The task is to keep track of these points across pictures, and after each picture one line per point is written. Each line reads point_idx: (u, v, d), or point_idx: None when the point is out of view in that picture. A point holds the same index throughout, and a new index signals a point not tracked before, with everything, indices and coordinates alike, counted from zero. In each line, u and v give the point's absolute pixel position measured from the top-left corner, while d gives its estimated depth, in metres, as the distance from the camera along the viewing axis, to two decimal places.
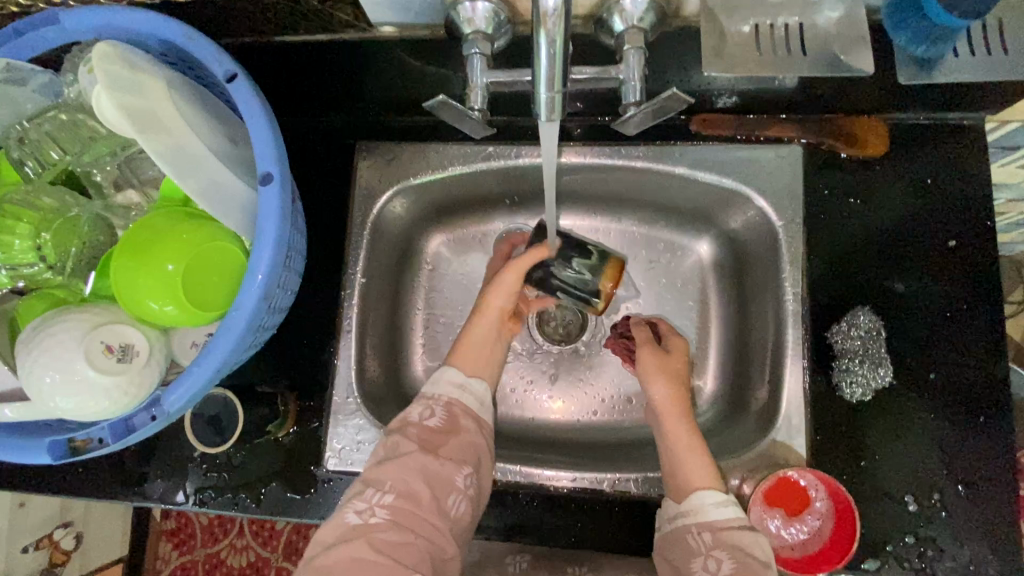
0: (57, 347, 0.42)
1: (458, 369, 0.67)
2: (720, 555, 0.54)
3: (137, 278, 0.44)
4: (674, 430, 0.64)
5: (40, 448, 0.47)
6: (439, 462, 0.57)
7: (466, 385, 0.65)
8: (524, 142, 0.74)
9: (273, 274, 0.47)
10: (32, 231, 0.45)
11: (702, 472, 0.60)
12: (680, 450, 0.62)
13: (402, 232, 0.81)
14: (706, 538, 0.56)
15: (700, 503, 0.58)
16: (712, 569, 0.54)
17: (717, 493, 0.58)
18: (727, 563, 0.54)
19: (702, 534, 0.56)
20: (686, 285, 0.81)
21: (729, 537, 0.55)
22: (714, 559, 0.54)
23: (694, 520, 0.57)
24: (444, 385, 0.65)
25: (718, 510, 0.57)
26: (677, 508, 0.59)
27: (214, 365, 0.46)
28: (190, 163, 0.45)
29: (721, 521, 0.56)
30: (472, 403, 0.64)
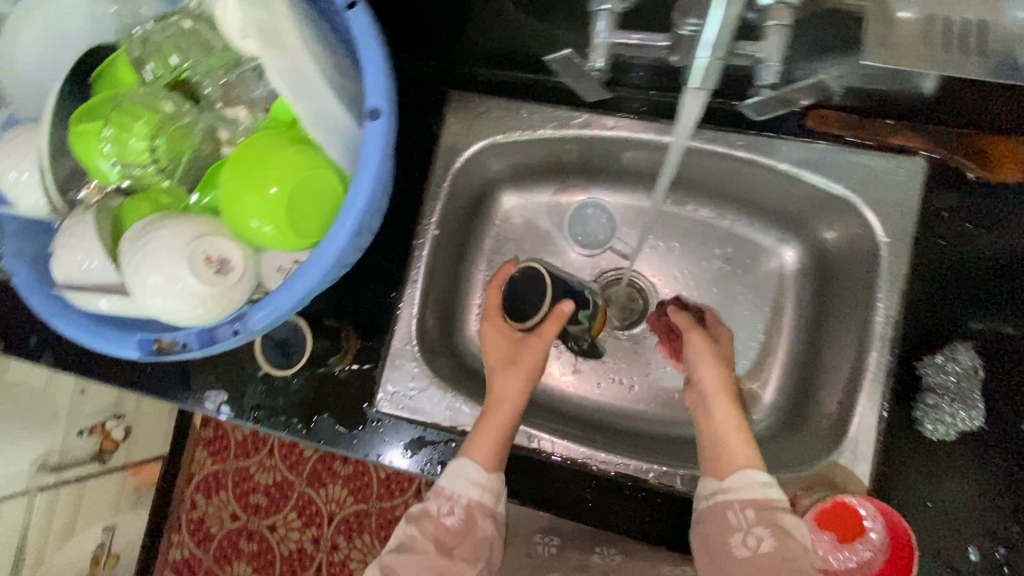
0: (163, 252, 0.42)
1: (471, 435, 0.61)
2: (759, 532, 0.52)
3: (241, 195, 0.44)
4: (716, 415, 0.61)
5: (131, 342, 0.49)
6: (452, 564, 0.56)
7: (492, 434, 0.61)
8: (628, 115, 0.70)
9: (367, 210, 0.47)
10: (148, 133, 0.46)
11: (746, 452, 0.57)
12: (725, 433, 0.59)
13: (479, 187, 0.80)
14: (748, 515, 0.53)
15: (745, 481, 0.55)
16: (751, 545, 0.52)
17: (762, 473, 0.55)
18: (767, 541, 0.51)
19: (744, 511, 0.54)
20: (761, 288, 0.78)
21: (773, 517, 0.52)
22: (753, 537, 0.52)
23: (736, 497, 0.54)
24: (462, 484, 0.59)
25: (763, 488, 0.54)
26: (718, 485, 0.56)
27: (301, 291, 0.46)
28: (304, 88, 0.45)
29: (766, 500, 0.53)
30: (490, 500, 0.59)
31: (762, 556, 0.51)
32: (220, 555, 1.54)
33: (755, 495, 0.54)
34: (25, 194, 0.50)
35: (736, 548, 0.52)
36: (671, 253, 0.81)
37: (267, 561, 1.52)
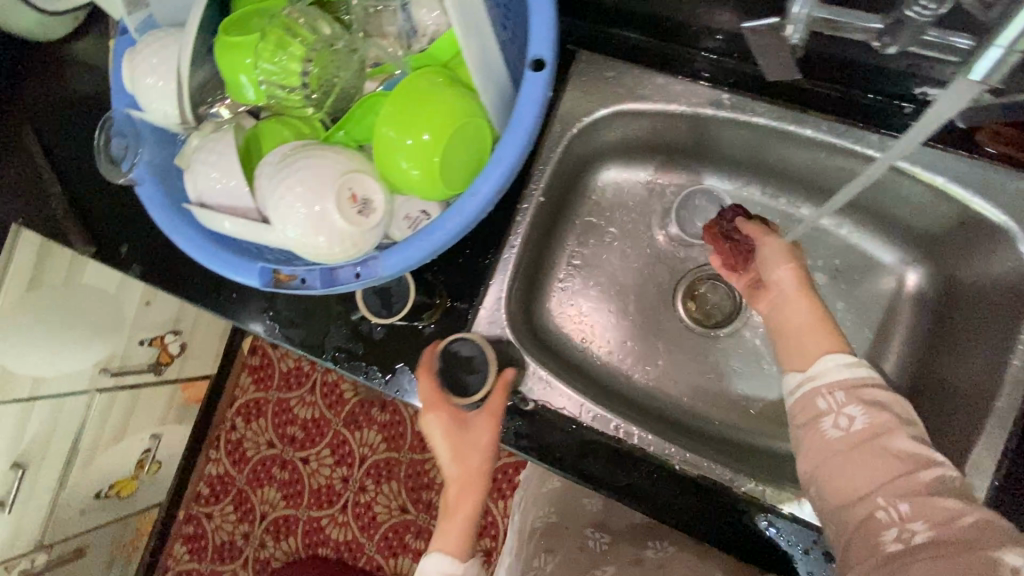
0: (315, 181, 0.40)
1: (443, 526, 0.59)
2: (851, 411, 0.50)
3: (395, 132, 0.42)
4: (792, 309, 0.58)
5: (250, 270, 0.47)
6: None
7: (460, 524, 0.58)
8: (770, 102, 0.65)
9: (515, 169, 0.44)
10: (304, 53, 0.43)
11: (826, 339, 0.55)
12: (800, 323, 0.57)
13: (588, 156, 0.77)
14: (839, 397, 0.51)
15: (829, 366, 0.53)
16: (844, 426, 0.50)
17: (846, 356, 0.53)
18: (860, 418, 0.49)
19: (834, 394, 0.51)
20: (869, 308, 0.74)
21: (864, 395, 0.50)
22: (844, 418, 0.50)
23: (823, 382, 0.52)
24: None
25: (849, 369, 0.52)
26: (803, 376, 0.54)
27: (435, 245, 0.44)
28: (474, 25, 0.41)
29: (853, 379, 0.51)
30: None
31: (857, 433, 0.49)
32: (252, 479, 1.58)
33: (838, 377, 0.52)
34: (160, 102, 0.49)
35: (829, 431, 0.50)
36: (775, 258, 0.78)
37: (295, 492, 1.55)
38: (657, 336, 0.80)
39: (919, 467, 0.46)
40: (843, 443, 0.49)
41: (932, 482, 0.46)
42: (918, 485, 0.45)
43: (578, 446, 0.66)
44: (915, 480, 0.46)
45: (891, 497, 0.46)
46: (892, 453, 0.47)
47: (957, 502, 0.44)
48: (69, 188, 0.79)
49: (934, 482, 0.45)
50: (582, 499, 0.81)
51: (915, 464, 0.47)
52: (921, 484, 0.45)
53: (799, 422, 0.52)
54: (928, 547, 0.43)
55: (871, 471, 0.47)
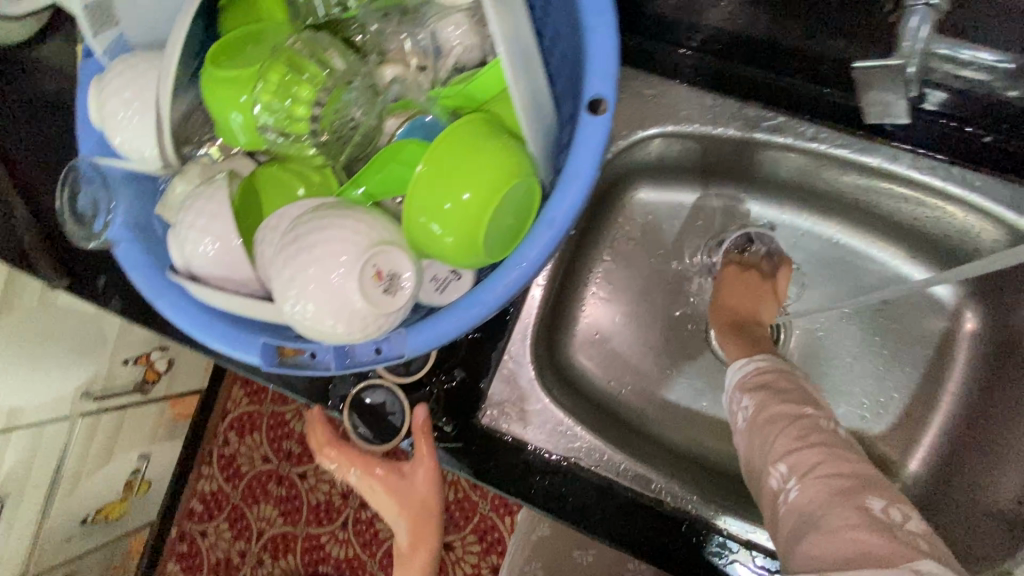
0: (327, 259, 0.33)
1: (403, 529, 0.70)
2: (747, 405, 0.53)
3: (426, 194, 0.34)
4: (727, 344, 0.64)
5: (250, 346, 0.40)
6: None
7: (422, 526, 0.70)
8: (833, 127, 0.58)
9: (569, 231, 0.37)
10: (311, 93, 0.36)
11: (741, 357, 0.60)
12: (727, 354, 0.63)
13: (615, 178, 0.69)
14: (737, 397, 0.55)
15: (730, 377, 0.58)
16: (745, 415, 0.52)
17: (740, 361, 0.57)
18: (752, 404, 0.52)
19: (739, 395, 0.54)
20: (916, 345, 0.69)
21: (752, 383, 0.54)
22: (745, 410, 0.53)
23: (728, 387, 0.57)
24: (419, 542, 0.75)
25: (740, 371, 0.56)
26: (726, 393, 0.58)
27: (475, 322, 0.37)
28: (529, 63, 0.34)
29: (744, 376, 0.55)
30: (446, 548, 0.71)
31: (752, 416, 0.51)
32: (246, 495, 1.47)
33: (736, 378, 0.56)
34: (135, 143, 0.41)
35: (739, 423, 0.53)
36: (824, 290, 0.71)
37: (293, 508, 1.44)
38: (690, 376, 0.74)
39: (801, 426, 0.48)
40: (745, 428, 0.52)
41: (812, 438, 0.47)
42: (795, 442, 0.47)
43: (619, 510, 0.60)
44: (789, 437, 0.47)
45: (776, 461, 0.47)
46: (774, 418, 0.49)
47: (822, 452, 0.45)
48: (37, 211, 0.69)
49: (806, 434, 0.47)
50: (573, 549, 0.76)
51: (793, 420, 0.48)
52: (799, 441, 0.47)
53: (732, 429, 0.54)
54: (801, 499, 0.44)
55: (765, 438, 0.49)
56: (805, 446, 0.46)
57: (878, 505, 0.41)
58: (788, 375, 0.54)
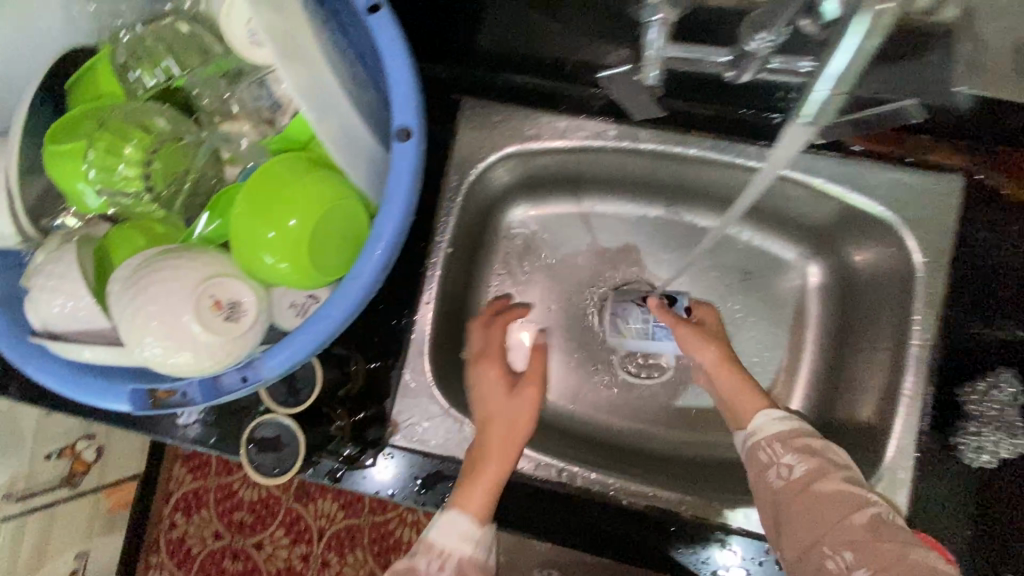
0: (164, 295, 0.36)
1: (461, 519, 0.54)
2: (790, 461, 0.53)
3: (254, 228, 0.39)
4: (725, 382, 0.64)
5: (121, 394, 0.42)
6: None
7: (469, 535, 0.54)
8: (652, 125, 0.67)
9: (397, 243, 0.42)
10: (142, 156, 0.40)
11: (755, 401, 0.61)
12: (732, 393, 0.63)
13: (489, 200, 0.75)
14: (775, 449, 0.55)
15: (763, 422, 0.57)
16: (786, 474, 0.52)
17: (775, 412, 0.58)
18: (799, 467, 0.52)
19: (773, 446, 0.55)
20: (784, 305, 0.75)
21: (797, 443, 0.54)
22: (785, 467, 0.53)
23: (757, 435, 0.57)
24: (454, 539, 0.53)
25: (776, 421, 0.57)
26: (744, 433, 0.58)
27: (325, 334, 0.41)
28: (328, 104, 0.39)
29: (786, 432, 0.56)
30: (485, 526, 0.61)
31: (797, 480, 0.52)
32: None
33: (772, 430, 0.56)
34: None
35: (774, 481, 0.53)
36: (701, 269, 0.77)
37: None
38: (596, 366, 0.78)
39: (866, 510, 0.48)
40: (785, 487, 0.52)
41: (883, 529, 0.47)
42: (868, 533, 0.47)
43: (522, 497, 0.64)
44: (860, 526, 0.47)
45: (836, 545, 0.47)
46: (836, 497, 0.49)
47: (900, 548, 0.45)
48: None
49: (882, 527, 0.47)
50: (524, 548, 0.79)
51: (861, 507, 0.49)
52: (871, 531, 0.47)
53: (752, 475, 0.55)
54: None
55: (819, 513, 0.49)
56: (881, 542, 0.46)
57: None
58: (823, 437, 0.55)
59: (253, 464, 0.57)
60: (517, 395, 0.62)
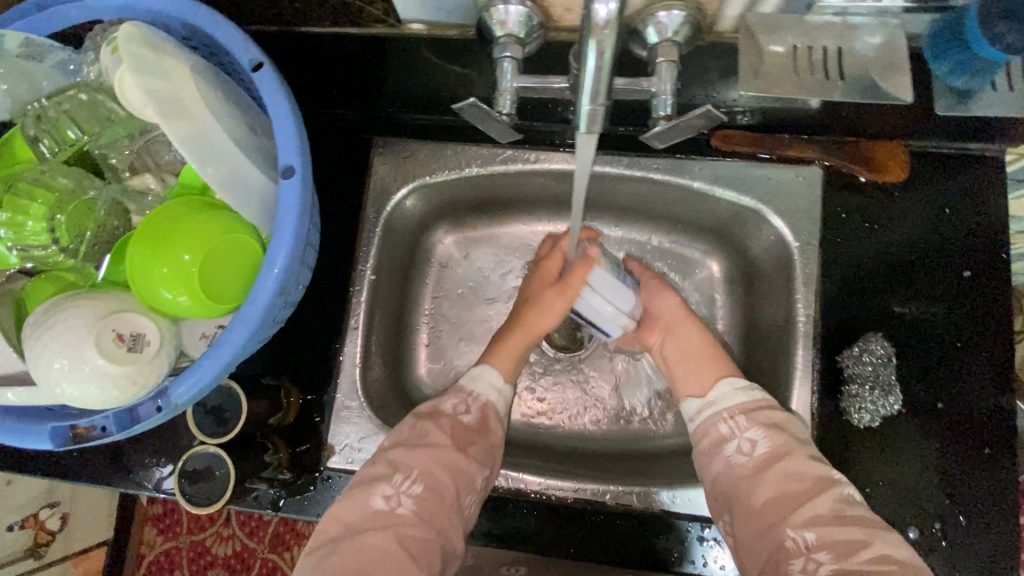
0: (67, 335, 0.41)
1: (497, 373, 0.67)
2: (752, 436, 0.58)
3: (154, 267, 0.44)
4: (684, 331, 0.69)
5: (42, 433, 0.45)
6: None
7: (501, 387, 0.67)
8: (541, 148, 0.72)
9: (289, 269, 0.46)
10: (47, 213, 0.45)
11: (718, 365, 0.66)
12: (688, 349, 0.68)
13: (413, 231, 0.79)
14: (739, 421, 0.60)
15: (727, 394, 0.62)
16: (747, 450, 0.58)
17: (739, 382, 0.63)
18: (759, 443, 0.58)
19: (734, 418, 0.60)
20: (697, 299, 0.81)
21: (760, 417, 0.59)
22: (746, 441, 0.58)
23: (719, 408, 0.62)
24: (484, 385, 0.66)
25: (743, 394, 0.62)
26: (704, 402, 0.64)
27: (226, 359, 0.45)
28: (213, 152, 0.44)
29: (751, 405, 0.60)
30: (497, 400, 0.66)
31: (759, 456, 0.57)
32: None
33: (736, 404, 0.61)
34: None
35: (733, 456, 0.58)
36: None
37: None
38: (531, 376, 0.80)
39: (827, 489, 0.53)
40: (749, 466, 0.57)
41: (847, 513, 0.52)
42: (831, 518, 0.51)
43: None
44: (826, 508, 0.52)
45: (797, 527, 0.52)
46: (794, 474, 0.55)
47: (865, 532, 0.50)
48: None
49: (843, 507, 0.52)
50: None
51: (823, 484, 0.54)
52: (834, 514, 0.52)
53: (703, 449, 0.60)
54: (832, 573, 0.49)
55: (782, 493, 0.54)
56: (845, 527, 0.51)
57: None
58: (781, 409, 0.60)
59: (186, 496, 0.58)
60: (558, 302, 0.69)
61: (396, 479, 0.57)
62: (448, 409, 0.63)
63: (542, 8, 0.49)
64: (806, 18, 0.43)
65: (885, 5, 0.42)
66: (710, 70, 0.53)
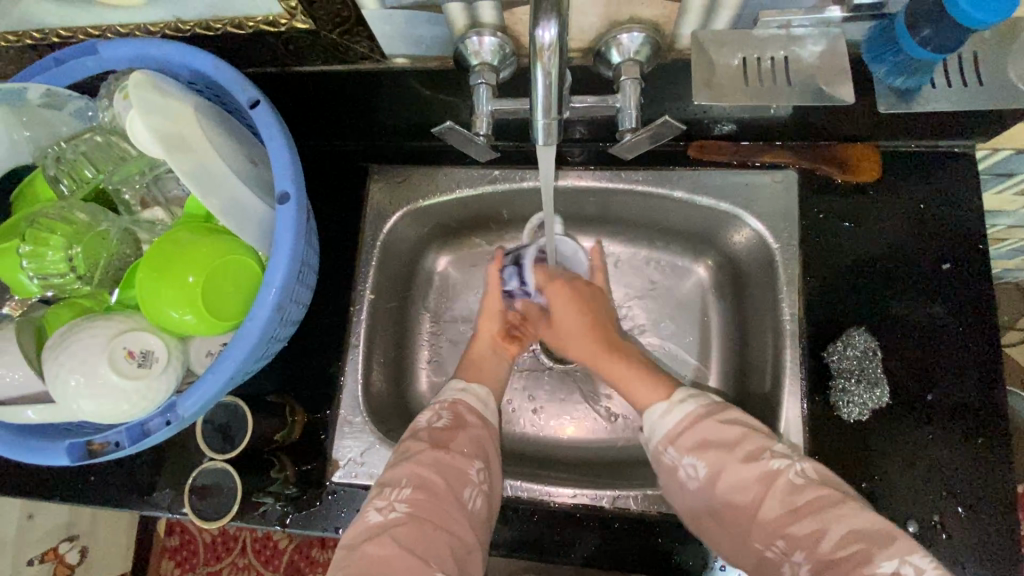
0: (83, 352, 0.45)
1: (460, 379, 0.72)
2: (689, 461, 0.58)
3: (162, 289, 0.48)
4: (611, 365, 0.71)
5: (59, 451, 0.49)
6: None
7: (467, 389, 0.70)
8: (527, 167, 0.76)
9: (286, 286, 0.49)
10: (65, 245, 0.49)
11: (647, 394, 0.66)
12: (619, 380, 0.70)
13: (410, 253, 0.83)
14: (674, 452, 0.59)
15: (654, 424, 0.63)
16: (695, 475, 0.57)
17: (663, 409, 0.63)
18: (700, 465, 0.57)
19: (670, 448, 0.60)
20: (688, 306, 0.83)
21: (688, 441, 0.59)
22: (691, 467, 0.57)
23: (654, 439, 0.62)
24: (450, 392, 0.70)
25: (667, 419, 0.62)
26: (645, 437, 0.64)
27: (228, 372, 0.48)
28: (214, 183, 0.49)
29: (675, 430, 0.60)
30: (474, 402, 0.69)
31: (705, 478, 0.56)
32: None
33: (666, 430, 0.61)
34: None
35: (688, 483, 0.58)
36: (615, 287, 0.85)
37: None
38: (528, 388, 0.82)
39: (772, 484, 0.53)
40: (701, 487, 0.57)
41: (802, 503, 0.52)
42: (789, 515, 0.51)
43: None
44: (780, 507, 0.52)
45: (767, 536, 0.52)
46: (738, 486, 0.54)
47: (820, 520, 0.50)
48: None
49: (794, 498, 0.52)
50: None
51: (768, 483, 0.53)
52: (788, 509, 0.52)
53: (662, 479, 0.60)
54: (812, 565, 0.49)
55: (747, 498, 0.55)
56: (798, 522, 0.51)
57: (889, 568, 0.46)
58: (705, 419, 0.59)
59: (196, 512, 0.61)
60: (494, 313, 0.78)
61: (388, 492, 0.58)
62: (422, 422, 0.66)
63: (512, 38, 0.53)
64: (753, 32, 0.47)
65: (828, 17, 0.46)
66: (674, 87, 0.57)
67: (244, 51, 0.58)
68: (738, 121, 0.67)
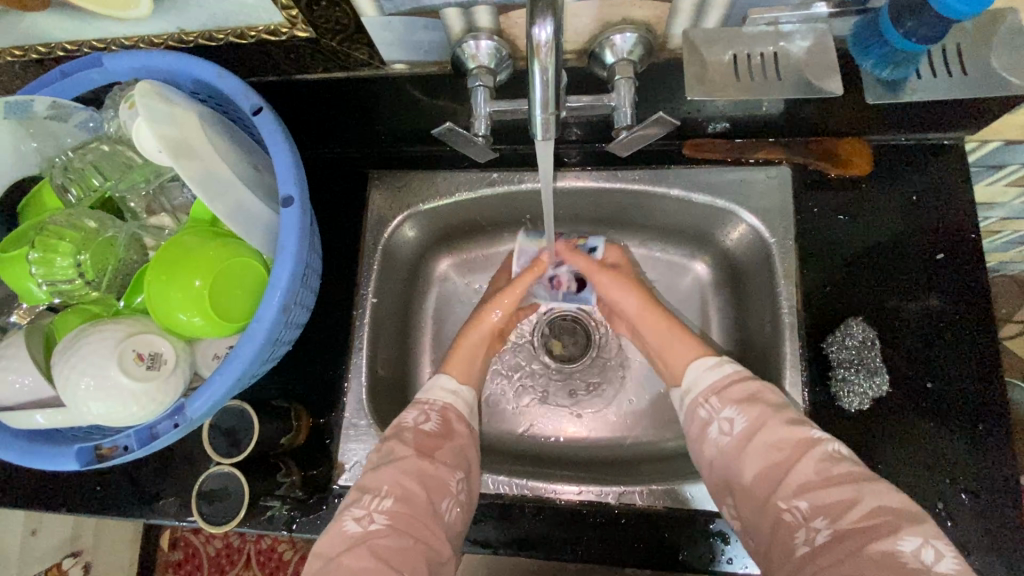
0: (93, 355, 0.46)
1: (451, 378, 0.72)
2: (728, 414, 0.59)
3: (169, 291, 0.49)
4: (644, 322, 0.74)
5: (69, 455, 0.49)
6: None
7: (457, 392, 0.71)
8: (525, 169, 0.77)
9: (292, 288, 0.50)
10: (73, 251, 0.49)
11: (687, 351, 0.69)
12: (663, 341, 0.72)
13: (412, 256, 0.83)
14: (714, 404, 0.61)
15: (695, 377, 0.65)
16: (729, 430, 0.58)
17: (705, 363, 0.65)
18: (737, 420, 0.58)
19: (710, 402, 0.62)
20: (687, 303, 0.84)
21: (731, 394, 0.60)
22: (727, 422, 0.59)
23: (695, 393, 0.64)
24: (436, 390, 0.70)
25: (710, 371, 0.64)
26: (681, 392, 0.66)
27: (234, 374, 0.48)
28: (221, 187, 0.50)
29: (721, 382, 0.62)
30: (462, 409, 0.69)
31: (738, 433, 0.57)
32: None
33: (711, 382, 0.63)
34: None
35: (717, 438, 0.59)
36: None
37: None
38: (530, 390, 0.83)
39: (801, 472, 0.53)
40: (730, 442, 0.58)
41: (836, 474, 0.52)
42: (823, 481, 0.51)
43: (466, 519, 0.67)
44: (812, 471, 0.52)
45: (790, 498, 0.52)
46: (775, 443, 0.55)
47: (855, 490, 0.50)
48: None
49: (829, 468, 0.52)
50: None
51: (805, 447, 0.54)
52: (820, 476, 0.52)
53: (694, 436, 0.62)
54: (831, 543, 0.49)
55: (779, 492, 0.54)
56: (831, 491, 0.51)
57: (910, 546, 0.46)
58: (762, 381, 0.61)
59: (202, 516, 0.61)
60: (505, 304, 0.78)
61: (367, 501, 0.58)
62: (409, 422, 0.65)
63: (509, 41, 0.54)
64: (742, 30, 0.48)
65: (815, 13, 0.47)
66: (667, 84, 0.58)
67: (245, 60, 0.60)
68: (731, 120, 0.68)
